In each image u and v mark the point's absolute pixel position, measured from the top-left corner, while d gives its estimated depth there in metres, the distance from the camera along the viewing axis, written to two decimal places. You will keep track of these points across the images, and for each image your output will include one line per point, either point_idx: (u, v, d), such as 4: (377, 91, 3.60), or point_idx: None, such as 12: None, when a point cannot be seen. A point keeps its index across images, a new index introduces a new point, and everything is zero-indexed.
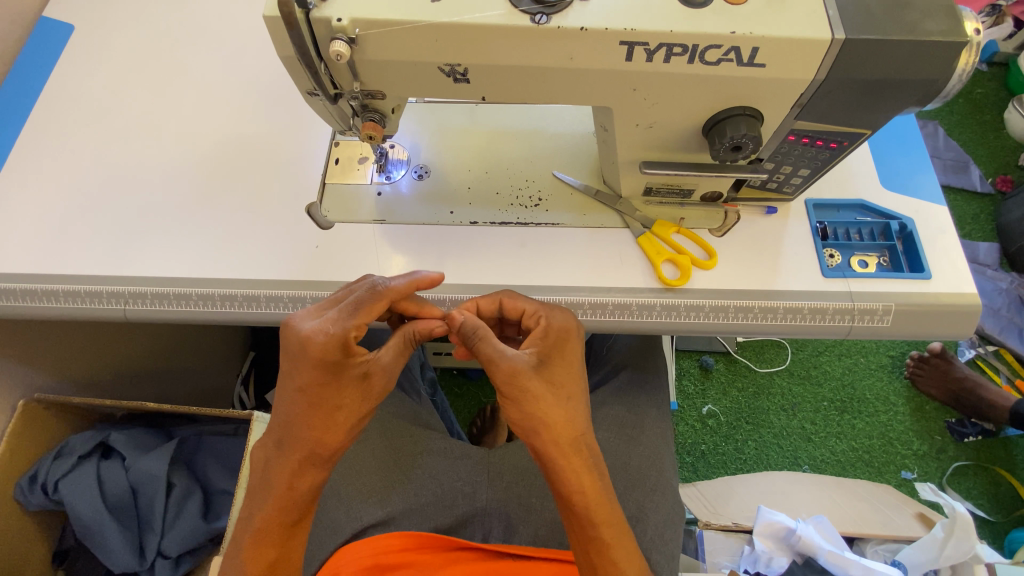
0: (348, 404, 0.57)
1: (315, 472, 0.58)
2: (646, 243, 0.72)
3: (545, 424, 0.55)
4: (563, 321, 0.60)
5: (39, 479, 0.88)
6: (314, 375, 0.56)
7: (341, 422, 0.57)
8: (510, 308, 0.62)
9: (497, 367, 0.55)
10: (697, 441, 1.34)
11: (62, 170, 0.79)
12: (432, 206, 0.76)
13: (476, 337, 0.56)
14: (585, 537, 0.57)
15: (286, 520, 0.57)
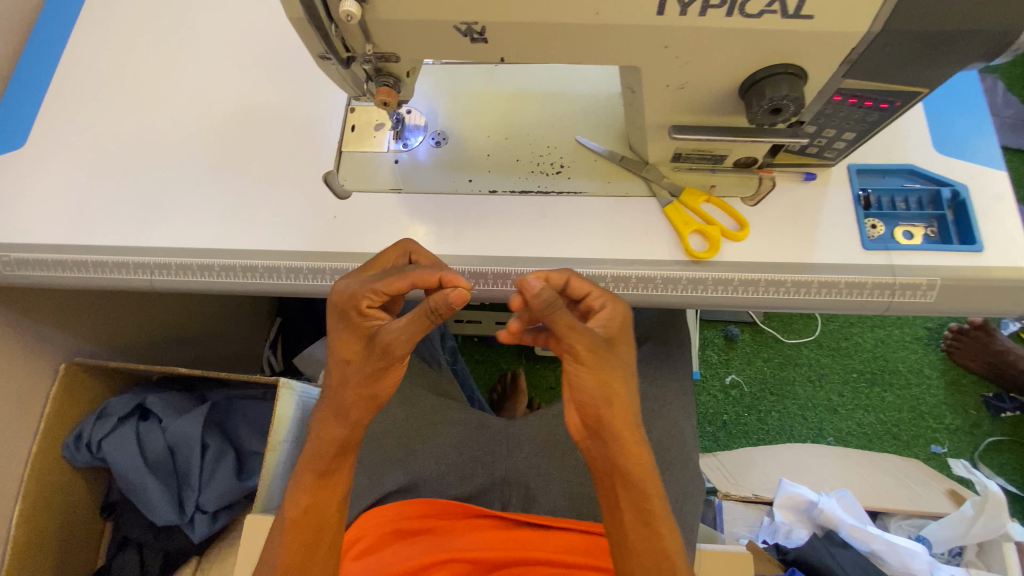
0: (363, 365, 0.56)
1: (341, 427, 0.60)
2: (674, 213, 0.69)
3: (610, 402, 0.55)
4: (622, 314, 0.57)
5: (85, 439, 0.94)
6: (335, 330, 0.57)
7: (360, 381, 0.57)
8: (576, 286, 0.58)
9: (580, 342, 0.53)
10: (719, 410, 1.31)
11: (85, 141, 0.79)
12: (450, 174, 0.74)
13: (555, 310, 0.51)
14: (635, 513, 0.57)
15: (319, 469, 0.60)
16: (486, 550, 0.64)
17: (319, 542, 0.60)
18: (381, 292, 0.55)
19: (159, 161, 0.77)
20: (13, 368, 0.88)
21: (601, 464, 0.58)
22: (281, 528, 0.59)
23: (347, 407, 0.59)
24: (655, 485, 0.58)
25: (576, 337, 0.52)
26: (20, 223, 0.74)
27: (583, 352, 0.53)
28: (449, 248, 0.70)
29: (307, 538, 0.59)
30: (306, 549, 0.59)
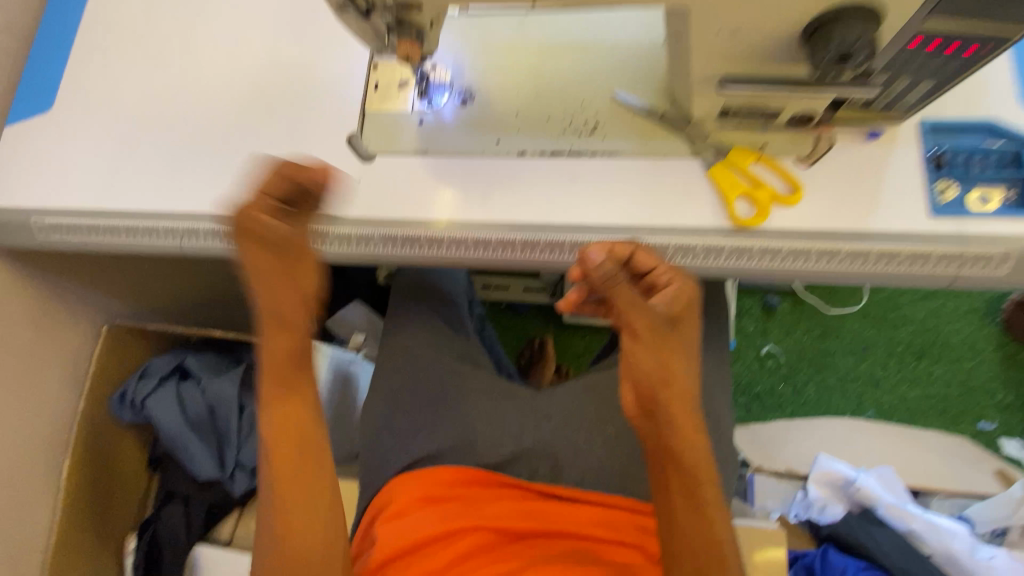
0: (275, 265, 0.56)
1: (284, 336, 0.58)
2: (719, 175, 0.63)
3: (670, 381, 0.54)
4: (689, 290, 0.56)
5: (129, 397, 0.97)
6: (249, 251, 0.55)
7: (281, 282, 0.56)
8: (644, 258, 0.55)
9: (640, 319, 0.53)
10: (753, 381, 1.27)
11: (111, 102, 0.78)
12: (477, 135, 0.70)
13: (615, 284, 0.52)
14: (682, 491, 0.56)
15: (276, 391, 0.59)
16: (512, 519, 0.64)
17: (306, 467, 0.60)
18: (266, 194, 0.54)
19: (183, 122, 0.76)
20: (59, 327, 0.91)
21: (650, 440, 0.57)
22: (268, 460, 0.60)
23: (276, 314, 0.57)
24: (705, 460, 0.57)
25: (635, 313, 0.53)
26: (54, 185, 0.75)
27: (644, 329, 0.53)
28: (476, 213, 0.67)
29: (296, 465, 0.60)
30: (294, 475, 0.60)
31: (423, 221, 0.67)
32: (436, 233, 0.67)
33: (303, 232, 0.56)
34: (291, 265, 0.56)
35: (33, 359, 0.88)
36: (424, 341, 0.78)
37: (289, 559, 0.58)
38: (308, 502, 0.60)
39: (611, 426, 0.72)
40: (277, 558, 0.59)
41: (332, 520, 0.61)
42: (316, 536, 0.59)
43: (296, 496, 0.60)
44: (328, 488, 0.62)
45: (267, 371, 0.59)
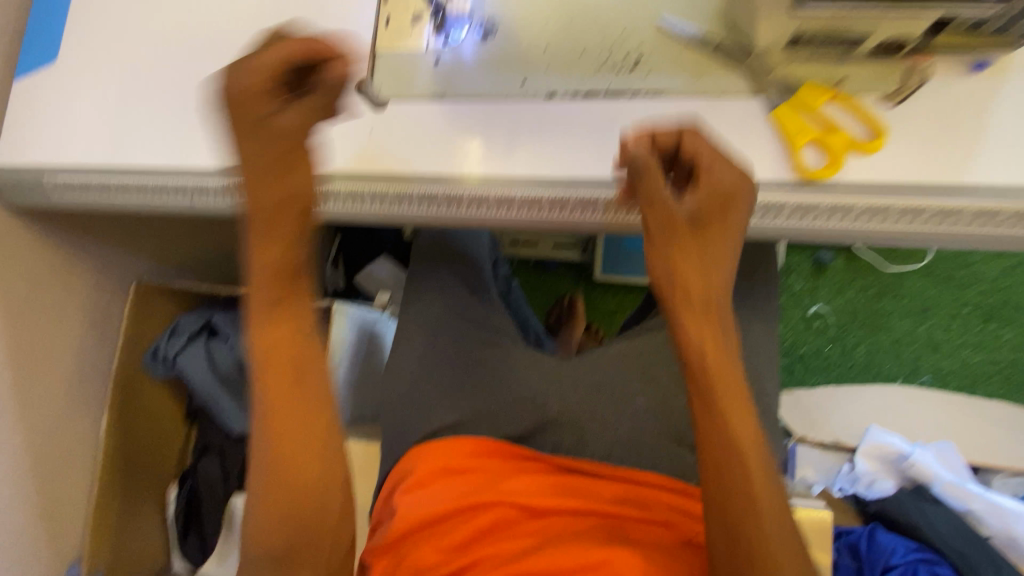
0: (269, 154, 0.48)
1: (274, 250, 0.50)
2: (785, 116, 0.54)
3: (687, 284, 0.48)
4: (730, 180, 0.49)
5: (161, 353, 0.98)
6: (242, 134, 0.48)
7: (281, 168, 0.49)
8: (687, 145, 0.50)
9: (657, 208, 0.49)
10: (799, 342, 1.18)
11: (112, 50, 0.73)
12: (500, 75, 0.61)
13: (640, 172, 0.49)
14: (717, 459, 0.46)
15: (279, 285, 0.50)
16: (534, 495, 0.61)
17: (306, 380, 0.50)
18: (263, 71, 0.47)
19: (186, 69, 0.71)
20: (89, 285, 0.92)
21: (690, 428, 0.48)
22: (260, 374, 0.49)
23: (280, 202, 0.49)
24: (757, 459, 0.45)
25: (653, 203, 0.49)
26: (60, 142, 0.72)
27: (663, 221, 0.49)
28: (498, 164, 0.59)
29: (290, 376, 0.49)
30: (289, 391, 0.49)
31: (440, 176, 0.61)
32: (454, 189, 0.60)
33: (305, 118, 0.49)
34: (293, 150, 0.49)
35: (66, 316, 0.89)
36: (445, 305, 0.75)
37: (274, 480, 0.47)
38: (303, 415, 0.49)
39: (643, 399, 0.67)
40: (269, 478, 0.48)
41: (332, 442, 0.50)
42: (311, 457, 0.48)
43: (292, 413, 0.49)
44: (326, 394, 0.51)
45: (259, 267, 0.50)
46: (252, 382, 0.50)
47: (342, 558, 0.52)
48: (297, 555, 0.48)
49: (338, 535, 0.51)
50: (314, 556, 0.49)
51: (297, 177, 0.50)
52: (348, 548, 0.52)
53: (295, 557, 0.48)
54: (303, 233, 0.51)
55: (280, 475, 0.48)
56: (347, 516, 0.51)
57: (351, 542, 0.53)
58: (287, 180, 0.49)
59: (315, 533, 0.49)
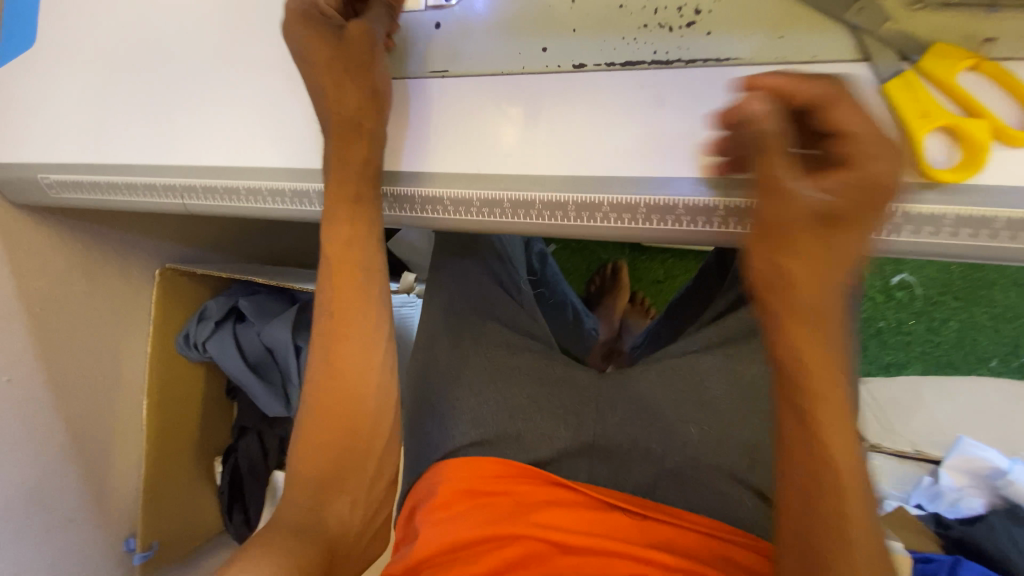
0: (337, 66, 0.49)
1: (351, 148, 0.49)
2: (897, 91, 0.39)
3: (796, 299, 0.38)
4: (885, 169, 0.35)
5: (192, 339, 0.97)
6: (316, 45, 0.50)
7: (346, 79, 0.49)
8: (834, 114, 0.36)
9: (784, 204, 0.36)
10: (873, 317, 1.01)
11: (88, 28, 0.65)
12: (515, 40, 0.49)
13: (762, 148, 0.36)
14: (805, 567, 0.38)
15: (349, 198, 0.50)
16: (566, 531, 0.54)
17: (365, 295, 0.55)
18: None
19: (165, 48, 0.62)
20: (115, 277, 0.91)
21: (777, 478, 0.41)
22: (329, 278, 0.54)
23: (354, 116, 0.49)
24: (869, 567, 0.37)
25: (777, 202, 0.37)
26: (51, 138, 0.67)
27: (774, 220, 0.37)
28: (513, 161, 0.48)
29: (353, 290, 0.54)
30: (350, 305, 0.54)
31: (443, 174, 0.50)
32: (461, 190, 0.49)
33: (367, 26, 0.49)
34: (361, 60, 0.49)
35: (95, 309, 0.89)
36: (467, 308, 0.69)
37: (329, 399, 0.54)
38: (360, 335, 0.54)
39: (694, 427, 0.58)
40: (327, 439, 0.54)
41: (385, 377, 0.56)
42: (363, 381, 0.54)
43: (348, 331, 0.54)
44: (383, 314, 0.56)
45: (332, 175, 0.50)
46: (320, 280, 0.55)
47: (382, 490, 0.57)
48: (341, 476, 0.53)
49: (380, 465, 0.56)
50: (358, 479, 0.54)
51: (373, 85, 0.49)
52: (388, 481, 0.57)
53: (340, 476, 0.53)
54: (377, 152, 0.50)
55: (335, 402, 0.54)
56: (391, 448, 0.57)
57: (390, 475, 0.58)
58: (366, 92, 0.49)
59: (359, 455, 0.54)
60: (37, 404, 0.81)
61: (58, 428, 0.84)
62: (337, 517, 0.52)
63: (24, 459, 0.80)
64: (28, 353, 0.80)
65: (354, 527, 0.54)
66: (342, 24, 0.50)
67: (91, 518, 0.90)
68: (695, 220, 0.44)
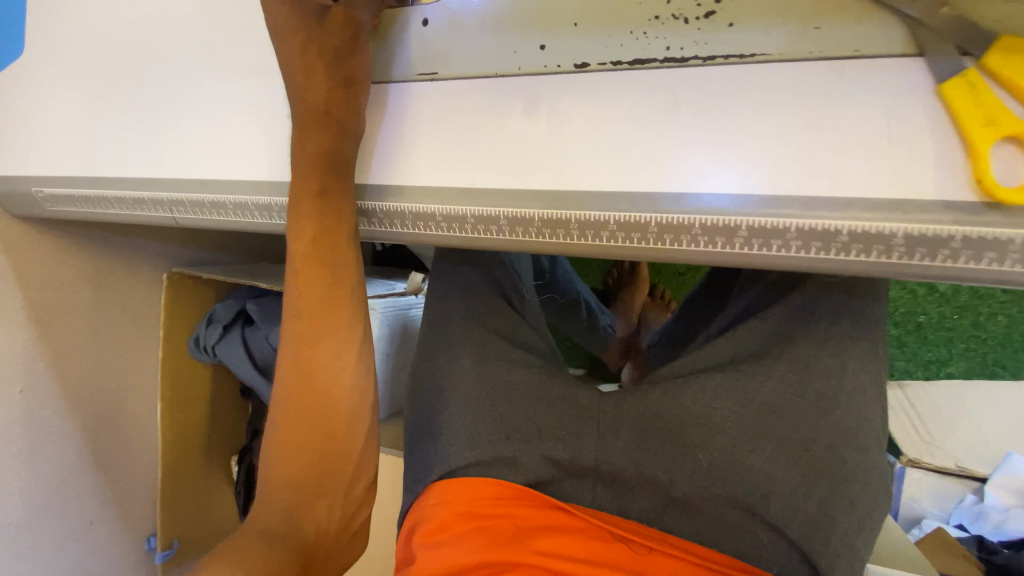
0: (314, 54, 0.46)
1: (321, 135, 0.47)
2: (957, 95, 0.34)
3: None
4: None
5: (202, 343, 0.96)
6: (287, 26, 0.46)
7: (319, 69, 0.46)
8: None
9: None
10: (915, 312, 0.90)
11: (68, 30, 0.62)
12: (509, 37, 0.44)
13: None
14: None
15: (315, 190, 0.47)
16: (569, 561, 0.51)
17: (339, 292, 0.50)
18: None
19: (145, 50, 0.59)
20: (122, 283, 0.91)
21: None
22: (296, 274, 0.50)
23: (322, 106, 0.46)
24: None
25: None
26: (39, 149, 0.65)
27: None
28: (508, 174, 0.44)
29: (324, 286, 0.50)
30: (321, 302, 0.50)
31: (434, 188, 0.46)
32: (451, 206, 0.46)
33: (349, 11, 0.46)
34: (342, 46, 0.46)
35: (104, 317, 0.89)
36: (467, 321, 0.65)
37: (301, 400, 0.49)
38: (333, 333, 0.50)
39: (702, 453, 0.54)
40: (302, 444, 0.49)
41: (362, 376, 0.52)
42: (337, 381, 0.50)
43: (320, 329, 0.50)
44: (359, 311, 0.52)
45: (296, 166, 0.47)
46: (287, 278, 0.51)
47: (361, 493, 0.53)
48: (316, 482, 0.49)
49: (359, 468, 0.52)
50: (336, 484, 0.50)
51: (346, 75, 0.47)
52: (367, 484, 0.53)
53: (316, 483, 0.49)
54: (348, 143, 0.47)
55: (308, 405, 0.49)
56: (370, 448, 0.53)
57: (370, 478, 0.54)
58: (338, 82, 0.46)
59: (336, 459, 0.50)
60: (52, 414, 0.82)
61: (73, 437, 0.85)
62: (313, 522, 0.49)
63: (41, 469, 0.81)
64: (39, 365, 0.80)
65: (332, 532, 0.50)
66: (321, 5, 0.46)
67: (111, 520, 0.92)
68: (712, 239, 0.39)
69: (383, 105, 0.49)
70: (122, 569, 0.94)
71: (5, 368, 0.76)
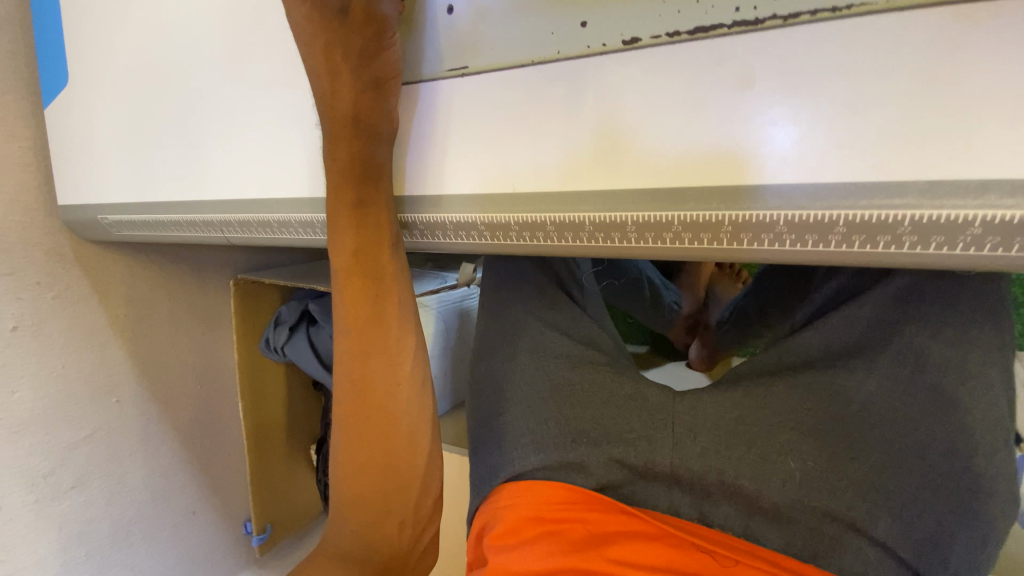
0: (341, 57, 0.42)
1: (351, 144, 0.44)
2: None
3: None
4: None
5: (272, 345, 0.98)
6: (302, 27, 0.42)
7: (346, 71, 0.42)
8: None
9: None
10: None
11: (109, 57, 0.63)
12: (544, 17, 0.38)
13: None
14: None
15: (349, 203, 0.45)
16: (647, 570, 0.45)
17: (385, 307, 0.49)
18: None
19: (179, 69, 0.58)
20: (194, 294, 0.96)
21: None
22: (342, 291, 0.49)
23: (350, 113, 0.43)
24: None
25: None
26: (99, 178, 0.67)
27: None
28: (546, 176, 0.39)
29: (369, 303, 0.48)
30: (367, 319, 0.48)
31: (476, 196, 0.43)
32: (495, 214, 0.43)
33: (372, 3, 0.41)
34: (366, 47, 0.42)
35: (183, 326, 0.94)
36: (521, 322, 0.60)
37: (356, 420, 0.49)
38: (382, 350, 0.49)
39: (794, 461, 0.46)
40: (365, 465, 0.49)
41: (417, 389, 0.51)
42: (393, 398, 0.49)
43: (369, 346, 0.48)
44: (407, 324, 0.51)
45: (329, 181, 0.45)
46: (335, 295, 0.50)
47: (429, 506, 0.53)
48: (384, 501, 0.50)
49: (425, 484, 0.52)
50: (404, 501, 0.50)
51: (375, 74, 0.43)
52: (434, 497, 0.53)
53: (385, 501, 0.50)
54: (378, 148, 0.45)
55: (365, 425, 0.49)
56: (434, 461, 0.53)
57: (436, 491, 0.54)
58: (363, 85, 0.43)
59: (400, 476, 0.50)
60: (149, 420, 0.90)
61: (168, 438, 0.93)
62: (386, 540, 0.50)
63: (144, 468, 0.89)
64: (132, 376, 0.87)
65: (405, 547, 0.51)
66: None
67: (211, 509, 1.01)
68: (800, 237, 0.34)
69: (416, 108, 0.45)
70: (224, 549, 1.04)
71: (104, 382, 0.83)
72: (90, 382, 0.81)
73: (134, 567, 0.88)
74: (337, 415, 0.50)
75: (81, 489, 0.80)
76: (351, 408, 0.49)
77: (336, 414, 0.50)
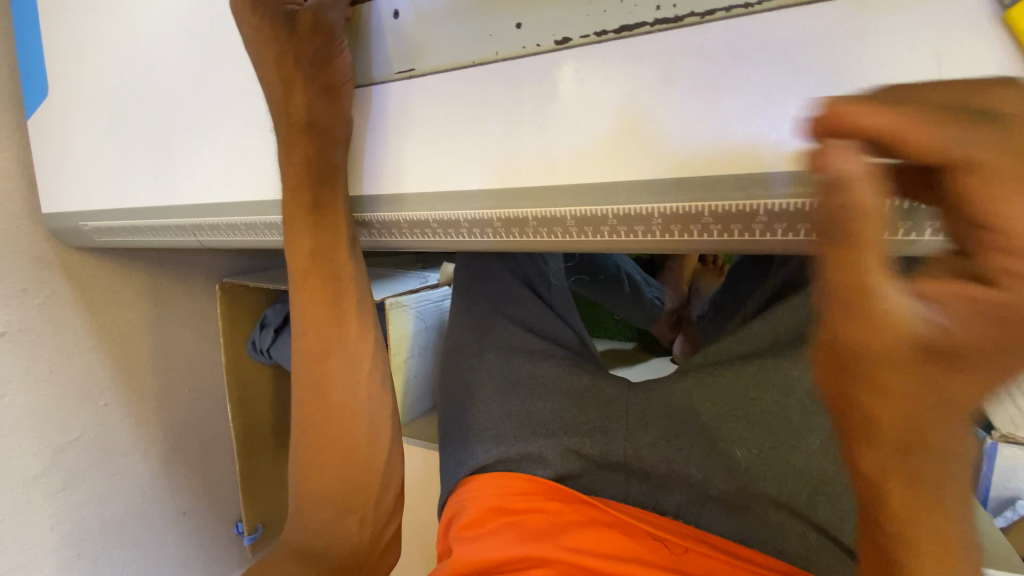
0: (293, 62, 0.44)
1: (303, 148, 0.45)
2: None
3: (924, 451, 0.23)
4: None
5: (258, 346, 1.00)
6: (253, 38, 0.44)
7: (297, 78, 0.44)
8: None
9: None
10: None
11: (84, 68, 0.64)
12: (482, 19, 0.40)
13: None
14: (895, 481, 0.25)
15: (305, 205, 0.46)
16: (602, 558, 0.45)
17: (343, 306, 0.50)
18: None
19: (149, 78, 0.60)
20: (180, 297, 0.98)
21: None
22: (300, 292, 0.50)
23: (305, 118, 0.44)
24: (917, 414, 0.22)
25: (835, 192, 0.21)
26: (79, 185, 0.69)
27: (977, 106, 0.21)
28: (529, 176, 0.39)
29: (327, 301, 0.50)
30: (324, 318, 0.50)
31: (425, 195, 0.44)
32: (446, 212, 0.43)
33: (319, 14, 0.43)
34: (317, 53, 0.43)
35: (170, 330, 0.96)
36: (488, 319, 0.61)
37: (316, 416, 0.50)
38: (340, 348, 0.50)
39: (740, 449, 0.47)
40: (325, 461, 0.50)
41: (377, 386, 0.52)
42: (354, 395, 0.51)
43: (328, 345, 0.50)
44: (368, 322, 0.52)
45: (284, 184, 0.46)
46: (293, 295, 0.51)
47: (390, 503, 0.54)
48: (344, 497, 0.51)
49: (386, 480, 0.53)
50: (363, 497, 0.51)
51: (326, 80, 0.44)
52: (395, 493, 0.55)
53: (346, 495, 0.51)
54: (335, 150, 0.46)
55: (326, 422, 0.50)
56: (393, 458, 0.54)
57: (397, 487, 0.55)
58: (317, 90, 0.44)
59: (360, 472, 0.51)
60: (138, 422, 0.91)
61: (158, 440, 0.95)
62: (347, 537, 0.51)
63: (134, 469, 0.91)
64: (120, 380, 0.88)
65: (366, 543, 0.52)
66: (295, 10, 0.43)
67: (202, 509, 1.03)
68: (727, 228, 0.36)
69: (368, 111, 0.46)
70: (216, 548, 1.06)
71: (92, 385, 0.85)
72: (79, 385, 0.83)
73: (127, 566, 0.90)
74: (297, 412, 0.52)
75: (72, 490, 0.82)
76: (311, 405, 0.51)
77: (296, 411, 0.52)
